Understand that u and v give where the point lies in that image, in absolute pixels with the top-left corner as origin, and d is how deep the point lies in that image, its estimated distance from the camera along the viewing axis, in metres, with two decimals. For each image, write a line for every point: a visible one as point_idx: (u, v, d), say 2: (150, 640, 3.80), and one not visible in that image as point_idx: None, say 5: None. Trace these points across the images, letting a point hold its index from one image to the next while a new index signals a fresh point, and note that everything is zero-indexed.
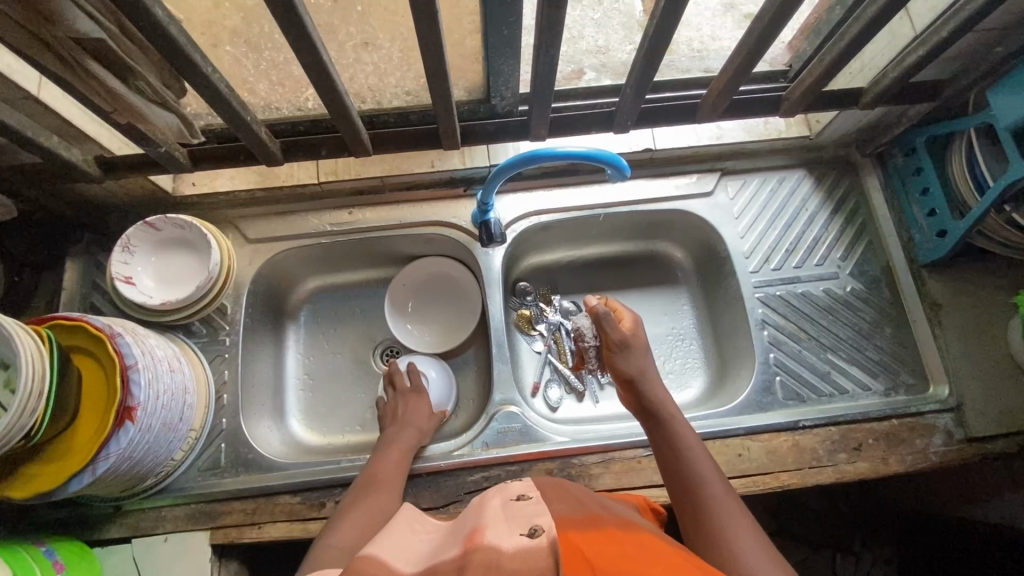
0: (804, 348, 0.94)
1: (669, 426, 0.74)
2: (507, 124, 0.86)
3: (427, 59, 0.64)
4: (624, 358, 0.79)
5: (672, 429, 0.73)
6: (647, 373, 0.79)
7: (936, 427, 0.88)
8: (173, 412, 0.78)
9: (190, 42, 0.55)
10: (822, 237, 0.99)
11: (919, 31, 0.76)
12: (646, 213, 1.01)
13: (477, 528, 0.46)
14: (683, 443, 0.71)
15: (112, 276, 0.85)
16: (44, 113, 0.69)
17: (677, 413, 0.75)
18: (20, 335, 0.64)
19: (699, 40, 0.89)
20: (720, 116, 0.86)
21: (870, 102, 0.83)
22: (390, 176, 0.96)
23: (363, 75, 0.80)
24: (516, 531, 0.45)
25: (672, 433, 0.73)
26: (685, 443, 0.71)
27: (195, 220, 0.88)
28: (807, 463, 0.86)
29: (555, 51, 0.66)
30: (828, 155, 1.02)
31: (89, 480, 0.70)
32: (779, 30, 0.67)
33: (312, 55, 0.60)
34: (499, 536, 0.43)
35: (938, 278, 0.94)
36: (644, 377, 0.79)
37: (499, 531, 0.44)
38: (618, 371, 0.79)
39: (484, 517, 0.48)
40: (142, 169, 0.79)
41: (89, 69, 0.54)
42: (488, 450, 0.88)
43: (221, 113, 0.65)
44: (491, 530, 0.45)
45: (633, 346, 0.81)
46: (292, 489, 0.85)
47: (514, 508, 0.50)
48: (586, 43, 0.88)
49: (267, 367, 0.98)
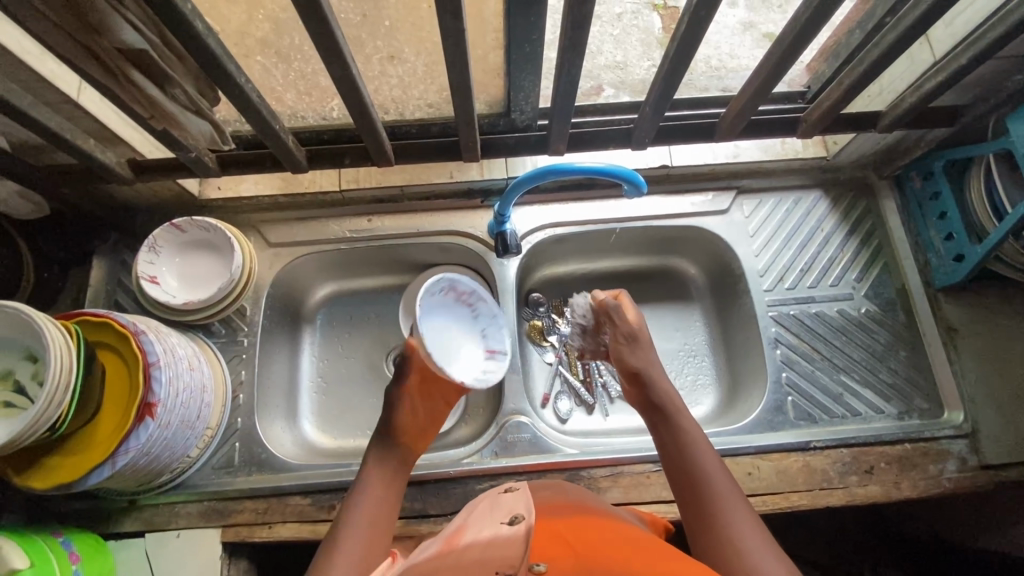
0: (817, 368, 0.94)
1: (674, 421, 0.69)
2: (527, 137, 0.87)
3: (453, 73, 0.66)
4: (632, 353, 0.76)
5: (677, 424, 0.69)
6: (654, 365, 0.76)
7: (950, 453, 0.87)
8: (190, 411, 0.80)
9: (226, 53, 0.58)
10: (837, 259, 0.99)
11: (938, 57, 0.77)
12: (661, 229, 1.02)
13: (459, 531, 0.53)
14: (688, 437, 0.67)
15: (139, 275, 0.88)
16: (83, 116, 0.72)
17: (683, 408, 0.71)
18: (50, 329, 0.66)
19: (718, 58, 0.94)
20: (738, 136, 0.87)
21: (888, 126, 0.83)
22: (409, 184, 1.00)
23: (389, 87, 0.82)
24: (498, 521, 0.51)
25: (675, 424, 0.69)
26: (691, 436, 0.67)
27: (220, 223, 0.91)
28: (818, 484, 0.86)
29: (578, 69, 0.68)
30: (845, 176, 1.02)
31: (109, 474, 0.71)
32: (798, 55, 0.68)
33: (343, 68, 0.62)
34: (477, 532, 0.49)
35: (954, 303, 0.94)
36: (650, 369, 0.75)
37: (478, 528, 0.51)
38: (625, 365, 0.76)
39: (474, 516, 0.56)
40: (173, 173, 0.81)
41: (131, 77, 0.57)
42: (498, 459, 0.89)
43: (252, 122, 0.68)
44: (471, 530, 0.51)
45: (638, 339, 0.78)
46: (303, 491, 0.87)
47: (499, 502, 0.56)
48: (604, 58, 0.93)
49: (283, 370, 1.00)
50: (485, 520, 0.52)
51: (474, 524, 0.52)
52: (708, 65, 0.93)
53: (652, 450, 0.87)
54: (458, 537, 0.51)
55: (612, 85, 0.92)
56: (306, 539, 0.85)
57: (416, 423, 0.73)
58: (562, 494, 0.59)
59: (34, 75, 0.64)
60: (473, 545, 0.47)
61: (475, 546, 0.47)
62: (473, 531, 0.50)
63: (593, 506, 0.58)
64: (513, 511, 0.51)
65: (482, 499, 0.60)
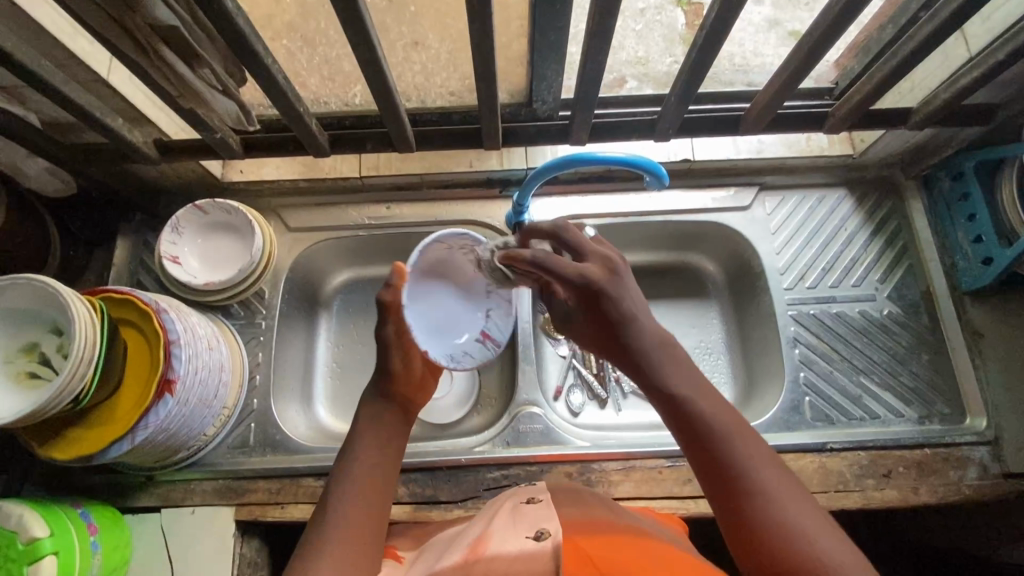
0: (836, 369, 0.92)
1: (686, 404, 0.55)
2: (549, 127, 0.87)
3: (477, 59, 0.65)
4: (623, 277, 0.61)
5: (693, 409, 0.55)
6: (643, 324, 0.59)
7: (971, 459, 0.85)
8: (208, 389, 0.81)
9: (255, 33, 0.58)
10: (860, 258, 0.97)
11: (975, 52, 0.75)
12: (680, 223, 1.01)
13: (482, 537, 0.53)
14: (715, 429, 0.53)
15: (161, 255, 0.89)
16: (111, 95, 0.74)
17: (699, 383, 0.56)
18: (76, 304, 0.67)
19: (741, 56, 0.91)
20: (762, 130, 0.86)
21: (919, 123, 0.82)
22: (429, 173, 0.99)
23: (412, 73, 0.82)
24: (522, 535, 0.51)
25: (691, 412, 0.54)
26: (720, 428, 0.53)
27: (241, 206, 0.92)
28: (833, 486, 0.84)
29: (603, 57, 0.67)
30: (871, 175, 1.00)
31: (128, 448, 0.73)
32: (829, 46, 0.67)
33: (369, 50, 0.62)
34: (503, 545, 0.50)
35: (980, 307, 0.92)
36: (633, 330, 0.59)
37: (502, 540, 0.51)
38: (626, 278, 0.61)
39: (495, 522, 0.56)
40: (197, 154, 0.82)
41: (162, 54, 0.58)
42: (509, 449, 0.89)
43: (277, 103, 0.68)
44: (495, 539, 0.52)
45: (606, 293, 0.59)
46: (316, 473, 0.87)
47: (523, 512, 0.56)
48: (626, 53, 0.91)
49: (299, 353, 1.01)
50: (510, 529, 0.53)
51: (498, 532, 0.53)
52: (733, 62, 0.91)
53: (665, 445, 0.87)
54: (484, 545, 0.52)
55: (635, 76, 0.92)
56: None
57: (412, 374, 0.67)
58: (585, 504, 0.59)
59: (66, 52, 0.65)
60: (498, 558, 0.49)
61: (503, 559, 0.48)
62: (498, 541, 0.51)
63: (617, 517, 0.57)
64: (538, 525, 0.53)
65: (504, 504, 0.60)
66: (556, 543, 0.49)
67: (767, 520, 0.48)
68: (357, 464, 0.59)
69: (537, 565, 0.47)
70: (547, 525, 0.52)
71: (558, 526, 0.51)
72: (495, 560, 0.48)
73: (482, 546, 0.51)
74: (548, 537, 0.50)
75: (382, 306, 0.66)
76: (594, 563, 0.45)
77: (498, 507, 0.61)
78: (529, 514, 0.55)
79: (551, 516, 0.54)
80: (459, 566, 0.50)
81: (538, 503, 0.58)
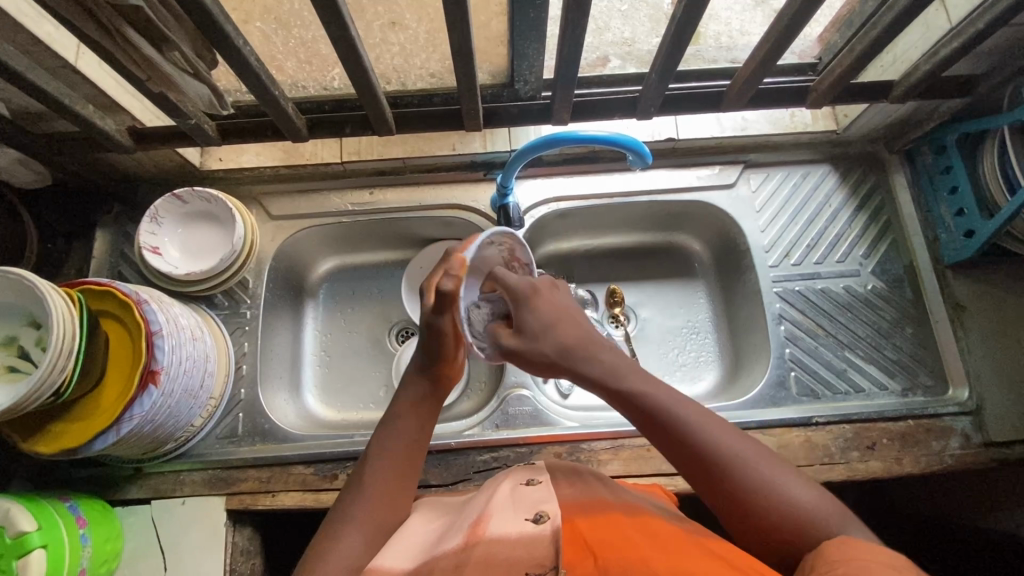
0: (820, 343, 0.93)
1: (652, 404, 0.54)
2: (530, 107, 0.86)
3: (454, 37, 0.64)
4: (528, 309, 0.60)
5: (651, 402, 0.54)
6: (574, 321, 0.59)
7: (953, 429, 0.87)
8: (194, 379, 0.80)
9: (224, 15, 0.57)
10: (845, 234, 0.98)
11: (954, 22, 0.74)
12: (667, 203, 1.00)
13: (479, 518, 0.52)
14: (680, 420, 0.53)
15: (141, 246, 0.88)
16: (80, 82, 0.72)
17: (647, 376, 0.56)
18: (52, 293, 0.66)
19: (727, 35, 0.85)
20: (743, 106, 0.86)
21: (899, 96, 0.81)
22: (411, 157, 0.98)
23: (390, 55, 0.80)
24: (519, 516, 0.51)
25: (651, 406, 0.54)
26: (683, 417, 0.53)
27: (221, 194, 0.90)
28: (819, 459, 0.85)
29: (582, 31, 0.66)
30: (855, 150, 1.01)
31: (114, 440, 0.72)
32: (808, 18, 0.66)
33: (341, 29, 0.61)
34: (504, 526, 0.49)
35: (963, 279, 0.92)
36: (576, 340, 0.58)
37: (500, 521, 0.50)
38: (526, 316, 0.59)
39: (494, 502, 0.55)
40: (173, 141, 0.81)
41: (126, 35, 0.57)
42: (499, 430, 0.90)
43: (251, 86, 0.67)
44: (494, 519, 0.51)
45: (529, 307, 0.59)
46: (307, 461, 0.87)
47: (522, 493, 0.56)
48: (612, 34, 0.84)
49: (286, 341, 1.00)
50: (509, 510, 0.52)
51: (497, 512, 0.52)
52: (718, 41, 0.86)
53: None
54: (483, 525, 0.51)
55: (618, 55, 0.86)
56: (309, 508, 0.86)
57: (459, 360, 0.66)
58: (588, 485, 0.58)
59: (32, 38, 0.63)
60: (498, 541, 0.48)
61: (507, 544, 0.47)
62: (496, 522, 0.50)
63: (618, 496, 0.57)
64: (537, 507, 0.52)
65: (504, 484, 0.60)
66: (555, 526, 0.49)
67: (755, 492, 0.50)
68: (394, 445, 0.60)
69: (539, 551, 0.47)
70: (546, 507, 0.52)
71: (558, 509, 0.51)
72: (495, 544, 0.48)
73: (482, 527, 0.50)
74: (547, 520, 0.49)
75: (443, 297, 0.59)
76: (593, 552, 0.46)
77: (498, 486, 0.60)
78: (528, 496, 0.55)
79: (551, 498, 0.54)
80: (456, 551, 0.48)
81: (539, 487, 0.57)
